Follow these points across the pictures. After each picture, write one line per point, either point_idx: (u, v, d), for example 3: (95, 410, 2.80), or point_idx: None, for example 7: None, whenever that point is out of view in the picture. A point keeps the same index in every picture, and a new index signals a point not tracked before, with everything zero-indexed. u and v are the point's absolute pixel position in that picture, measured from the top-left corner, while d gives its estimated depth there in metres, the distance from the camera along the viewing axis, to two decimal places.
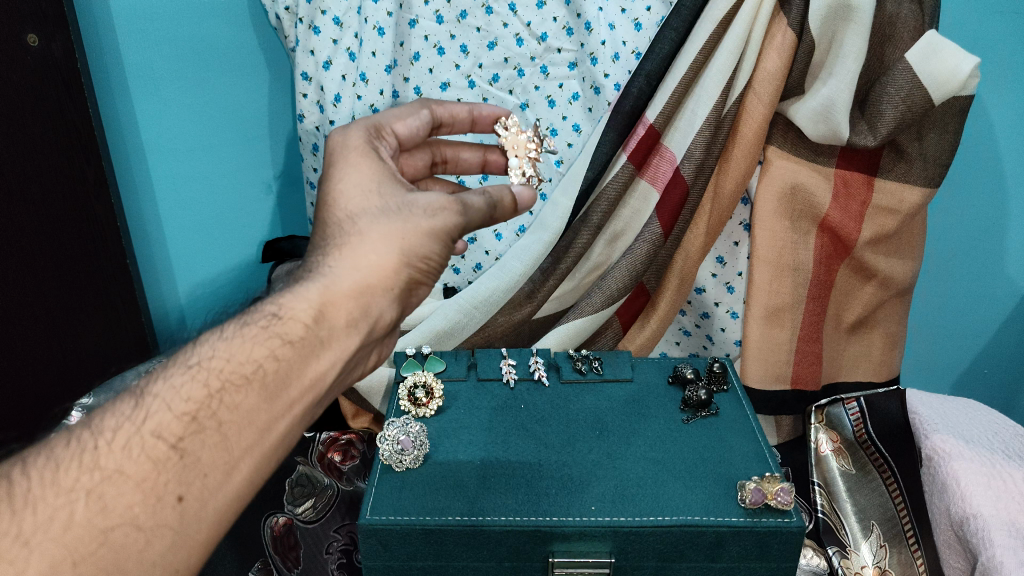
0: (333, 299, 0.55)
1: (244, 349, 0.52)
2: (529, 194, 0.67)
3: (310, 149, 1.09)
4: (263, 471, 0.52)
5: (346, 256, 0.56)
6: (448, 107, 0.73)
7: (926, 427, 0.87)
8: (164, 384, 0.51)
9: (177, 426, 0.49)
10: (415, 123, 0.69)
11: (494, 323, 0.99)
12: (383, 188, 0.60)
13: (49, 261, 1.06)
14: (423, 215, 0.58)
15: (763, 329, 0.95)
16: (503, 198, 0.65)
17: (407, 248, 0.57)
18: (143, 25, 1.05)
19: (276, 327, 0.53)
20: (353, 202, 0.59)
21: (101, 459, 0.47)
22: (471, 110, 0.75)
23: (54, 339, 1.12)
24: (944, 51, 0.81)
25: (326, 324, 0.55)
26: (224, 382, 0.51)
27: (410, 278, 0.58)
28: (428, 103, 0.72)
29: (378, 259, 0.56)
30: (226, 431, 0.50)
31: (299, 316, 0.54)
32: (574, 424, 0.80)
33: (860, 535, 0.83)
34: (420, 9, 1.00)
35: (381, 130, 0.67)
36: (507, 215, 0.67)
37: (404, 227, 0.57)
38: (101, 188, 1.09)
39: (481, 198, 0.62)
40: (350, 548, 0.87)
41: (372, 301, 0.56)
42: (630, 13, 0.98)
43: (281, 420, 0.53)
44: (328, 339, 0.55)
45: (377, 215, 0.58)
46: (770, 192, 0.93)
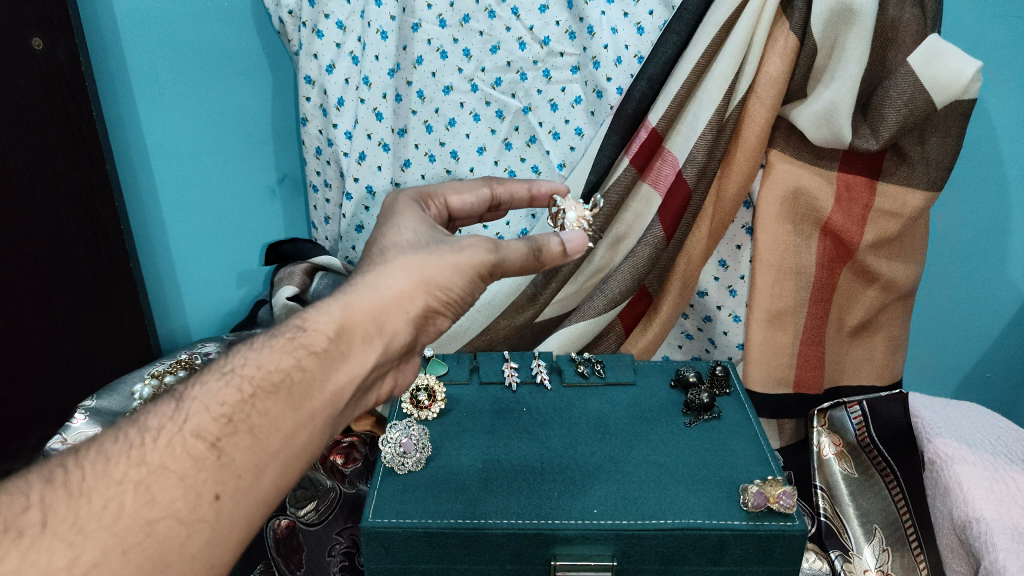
0: (353, 315, 0.55)
1: (272, 358, 0.53)
2: (580, 241, 0.66)
3: (314, 152, 1.11)
4: (289, 475, 0.53)
5: (368, 279, 0.57)
6: (507, 186, 0.75)
7: (927, 431, 0.87)
8: (200, 388, 0.51)
9: (214, 426, 0.50)
10: (470, 199, 0.73)
11: (496, 325, 1.00)
12: (421, 227, 0.62)
13: (53, 265, 1.07)
14: (450, 250, 0.59)
15: (765, 333, 0.96)
16: (549, 242, 0.64)
17: (431, 275, 0.58)
18: (147, 28, 1.05)
19: (301, 338, 0.54)
20: (388, 232, 0.62)
21: (147, 455, 0.48)
22: (530, 189, 0.77)
23: (61, 342, 1.12)
24: (947, 55, 0.81)
25: (346, 339, 0.55)
26: (256, 388, 0.51)
27: (428, 305, 0.58)
28: (491, 180, 0.76)
29: (398, 284, 0.57)
30: (257, 435, 0.50)
31: (321, 328, 0.54)
32: (575, 428, 0.80)
33: (863, 539, 0.84)
34: (423, 12, 1.00)
35: (431, 196, 0.72)
36: (554, 261, 0.66)
37: (429, 257, 0.58)
38: (106, 194, 1.10)
39: (522, 242, 0.63)
40: (352, 552, 0.88)
41: (388, 318, 0.56)
42: (634, 16, 0.98)
43: (304, 429, 0.52)
44: (347, 352, 0.55)
45: (405, 247, 0.60)
46: (772, 194, 0.94)
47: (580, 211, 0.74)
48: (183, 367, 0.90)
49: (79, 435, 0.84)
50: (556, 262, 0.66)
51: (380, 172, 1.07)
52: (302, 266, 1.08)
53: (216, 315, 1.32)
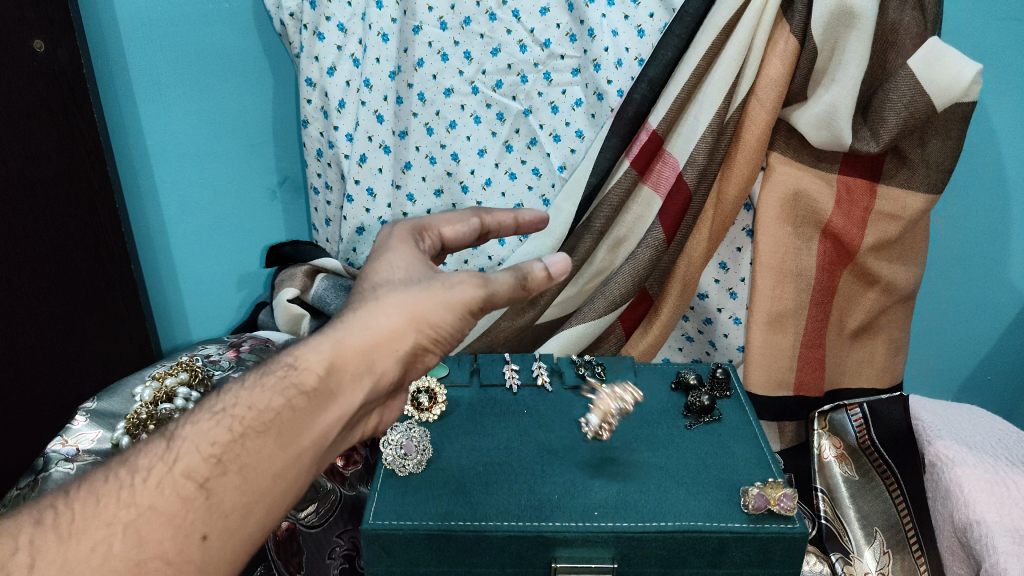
0: (344, 354, 0.55)
1: (263, 397, 0.54)
2: (563, 263, 0.62)
3: (315, 154, 1.11)
4: (278, 512, 0.54)
5: (360, 314, 0.57)
6: (496, 215, 0.75)
7: (929, 433, 0.86)
8: (191, 428, 0.53)
9: (204, 467, 0.51)
10: (463, 229, 0.72)
11: (497, 327, 1.00)
12: (413, 262, 0.61)
13: (53, 270, 1.07)
14: (441, 286, 0.58)
15: (765, 335, 0.96)
16: (532, 269, 0.62)
17: (420, 312, 0.57)
18: (149, 31, 1.06)
19: (292, 376, 0.54)
20: (379, 270, 0.61)
21: (137, 495, 0.50)
22: (517, 217, 0.76)
23: (61, 349, 1.13)
24: (946, 58, 0.81)
25: (336, 377, 0.55)
26: (246, 428, 0.53)
27: (418, 342, 0.57)
28: (480, 211, 0.75)
29: (389, 321, 0.56)
30: (247, 475, 0.52)
31: (312, 367, 0.55)
32: (575, 430, 0.80)
33: (864, 542, 0.84)
34: (424, 15, 1.01)
35: (425, 228, 0.70)
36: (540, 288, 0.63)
37: (421, 293, 0.57)
38: (106, 195, 1.10)
39: (508, 273, 0.60)
40: (353, 555, 0.90)
41: (378, 357, 0.56)
42: (634, 19, 0.98)
43: (292, 467, 0.54)
44: (337, 391, 0.55)
45: (397, 284, 0.59)
46: (772, 198, 0.94)
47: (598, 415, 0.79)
48: (184, 370, 0.89)
49: (80, 436, 0.84)
50: (543, 287, 0.63)
51: (380, 175, 1.06)
52: (299, 269, 1.08)
53: (216, 322, 1.33)
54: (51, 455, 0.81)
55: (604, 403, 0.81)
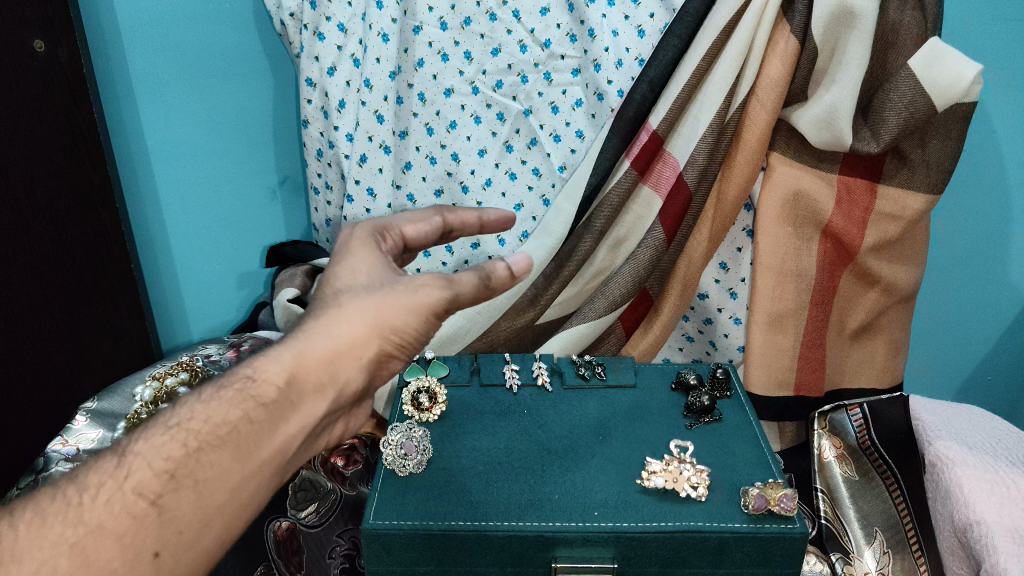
0: (306, 363, 0.56)
1: (220, 410, 0.55)
2: (525, 260, 0.63)
3: (315, 154, 1.11)
4: (234, 527, 0.55)
5: (322, 322, 0.57)
6: (459, 214, 0.71)
7: (929, 433, 0.86)
8: (144, 443, 0.54)
9: (157, 483, 0.53)
10: (425, 228, 0.70)
11: (497, 327, 1.00)
12: (375, 265, 0.61)
13: (53, 269, 1.08)
14: (405, 290, 0.58)
15: (765, 336, 0.96)
16: (494, 268, 0.62)
17: (385, 319, 0.57)
18: (150, 30, 1.06)
19: (251, 389, 0.56)
20: (341, 275, 0.60)
21: (85, 514, 0.52)
22: (480, 216, 0.72)
23: (61, 349, 1.13)
24: (947, 58, 0.81)
25: (297, 389, 0.56)
26: (201, 442, 0.54)
27: (382, 348, 0.58)
28: (443, 209, 0.72)
29: (352, 328, 0.57)
30: (202, 490, 0.53)
31: (271, 378, 0.56)
32: (575, 430, 0.80)
33: (864, 542, 0.84)
34: (424, 15, 1.01)
35: (387, 229, 0.68)
36: (505, 285, 0.63)
37: (384, 298, 0.58)
38: (107, 194, 1.09)
39: (470, 272, 0.61)
40: (352, 554, 0.89)
41: (341, 366, 0.57)
42: (634, 19, 0.98)
43: (252, 480, 0.55)
44: (297, 402, 0.56)
45: (359, 289, 0.59)
46: (773, 198, 0.94)
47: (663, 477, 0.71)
48: (184, 369, 0.91)
49: (80, 437, 0.84)
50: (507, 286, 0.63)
51: (381, 175, 1.06)
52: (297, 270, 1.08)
53: (217, 322, 1.33)
54: (51, 455, 0.82)
55: (673, 465, 0.72)
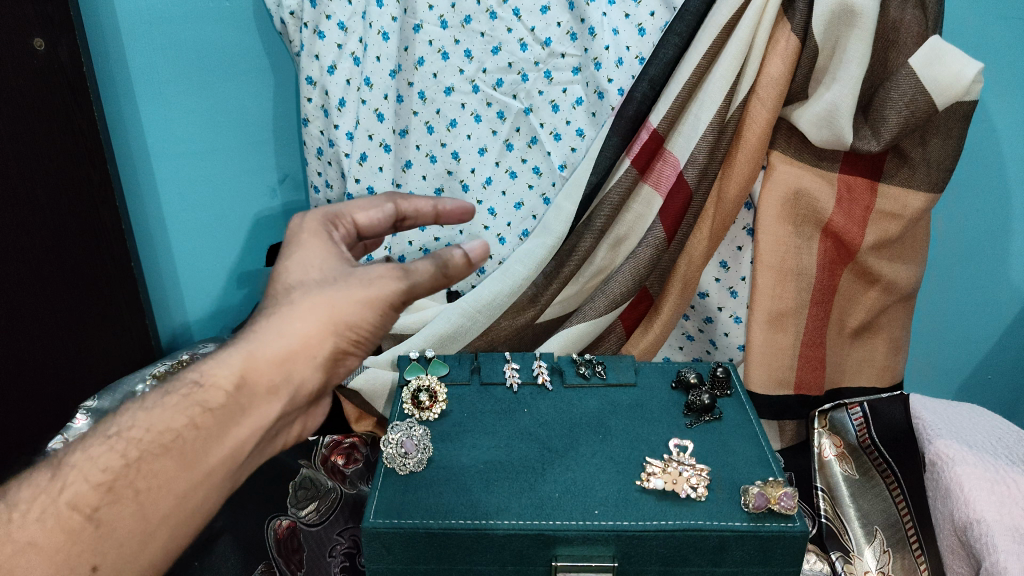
0: (256, 364, 0.56)
1: (162, 417, 0.54)
2: (482, 247, 0.60)
3: (315, 153, 1.10)
4: (179, 537, 0.55)
5: (273, 321, 0.57)
6: (413, 202, 0.69)
7: (929, 432, 0.86)
8: (81, 454, 0.53)
9: (94, 495, 0.52)
10: (377, 216, 0.68)
11: (498, 326, 0.99)
12: (328, 259, 0.60)
13: (54, 267, 1.07)
14: (359, 283, 0.57)
15: (766, 334, 0.96)
16: (450, 255, 0.59)
17: (339, 315, 0.56)
18: (149, 29, 1.06)
19: (198, 394, 0.55)
20: (290, 269, 0.59)
21: (14, 532, 0.51)
22: (436, 206, 0.69)
23: (62, 347, 1.13)
24: (948, 56, 0.81)
25: (247, 391, 0.56)
26: (142, 452, 0.53)
27: (337, 345, 0.57)
28: (396, 196, 0.70)
29: (304, 327, 0.56)
30: (141, 501, 0.53)
31: (220, 382, 0.55)
32: (575, 428, 0.80)
33: (864, 540, 0.85)
34: (425, 13, 1.01)
35: (337, 216, 0.66)
36: (462, 274, 0.61)
37: (336, 295, 0.57)
38: (107, 193, 1.10)
39: (426, 261, 0.59)
40: (353, 552, 0.88)
41: (294, 366, 0.57)
42: (635, 18, 0.98)
43: (198, 488, 0.55)
44: (248, 406, 0.56)
45: (312, 285, 0.58)
46: (773, 197, 0.94)
47: (661, 479, 0.70)
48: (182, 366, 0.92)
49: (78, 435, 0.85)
50: (465, 274, 0.61)
51: (381, 173, 1.07)
52: None
53: (217, 321, 1.33)
54: None
55: (672, 467, 0.72)
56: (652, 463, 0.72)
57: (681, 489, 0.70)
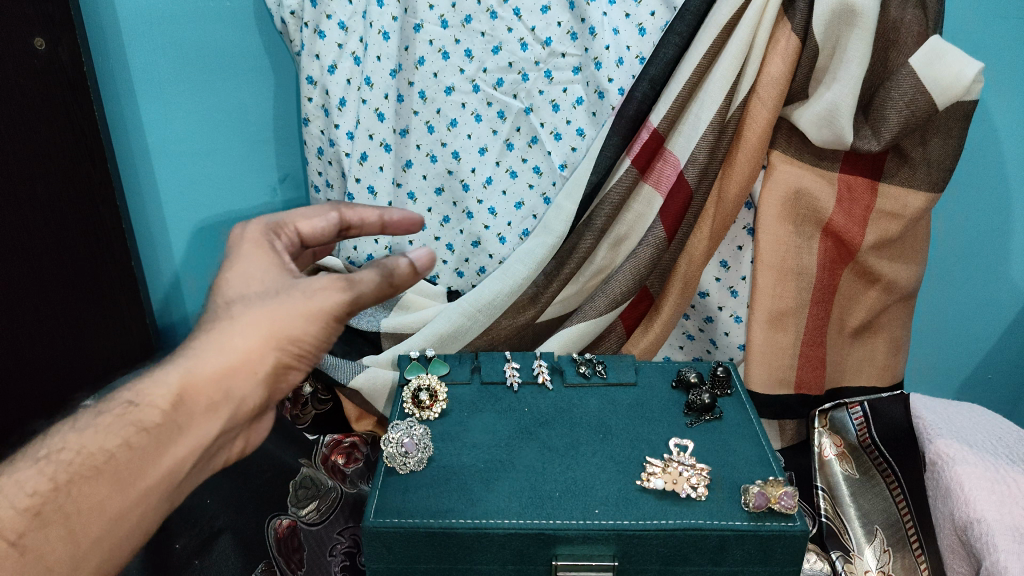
0: (195, 383, 0.55)
1: (96, 439, 0.53)
2: (427, 255, 0.62)
3: (315, 152, 1.10)
4: (114, 559, 0.55)
5: (212, 337, 0.56)
6: (358, 211, 0.71)
7: (929, 432, 0.86)
8: (7, 478, 0.52)
9: (20, 521, 0.51)
10: (321, 224, 0.69)
11: (499, 326, 0.99)
12: (270, 272, 0.60)
13: (54, 264, 1.07)
14: (301, 295, 0.57)
15: (766, 334, 0.96)
16: (396, 263, 0.60)
17: (280, 330, 0.56)
18: (150, 28, 1.06)
19: (133, 414, 0.54)
20: (231, 282, 0.59)
21: None
22: (382, 215, 0.71)
23: (62, 343, 1.12)
24: (948, 56, 0.81)
25: (185, 411, 0.55)
26: (73, 474, 0.52)
27: (279, 360, 0.57)
28: (340, 205, 0.71)
29: (244, 343, 0.56)
30: (72, 525, 0.52)
31: (156, 403, 0.54)
32: (576, 426, 0.80)
33: (865, 541, 0.85)
34: (425, 13, 1.01)
35: (281, 226, 0.67)
36: (407, 283, 0.62)
37: (277, 308, 0.56)
38: (107, 192, 1.10)
39: (370, 270, 0.59)
40: (353, 552, 0.89)
41: (233, 384, 0.56)
42: (635, 17, 0.98)
43: (136, 507, 0.54)
44: (186, 424, 0.55)
45: (253, 299, 0.57)
46: (773, 197, 0.94)
47: (663, 480, 0.70)
48: None
49: None
50: (409, 282, 0.62)
51: (382, 173, 1.06)
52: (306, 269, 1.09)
53: None
54: None
55: (672, 466, 0.72)
56: (651, 463, 0.72)
57: (681, 489, 0.70)
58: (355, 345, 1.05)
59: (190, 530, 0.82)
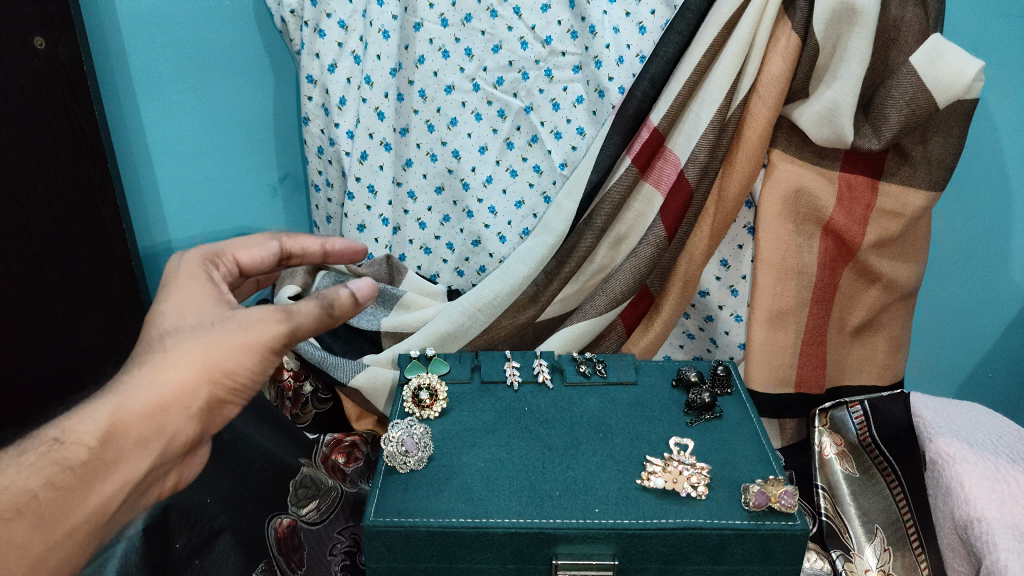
0: (126, 418, 0.54)
1: (20, 477, 0.51)
2: (369, 287, 0.63)
3: (315, 151, 1.10)
4: None
5: (146, 370, 0.55)
6: (298, 240, 0.75)
7: (929, 431, 0.85)
8: None
9: None
10: (260, 253, 0.71)
11: (499, 324, 0.99)
12: (205, 303, 0.61)
13: (53, 262, 1.07)
14: (238, 327, 0.58)
15: (766, 332, 0.96)
16: (338, 294, 0.61)
17: (215, 362, 0.56)
18: (149, 28, 1.06)
19: (58, 452, 0.52)
20: (167, 313, 0.59)
21: None
22: (324, 244, 0.75)
23: (61, 339, 1.11)
24: (949, 54, 0.81)
25: (114, 446, 0.54)
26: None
27: (214, 393, 0.57)
28: (282, 235, 0.75)
29: (179, 376, 0.56)
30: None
31: (84, 440, 0.53)
32: (576, 425, 0.80)
33: (865, 540, 0.85)
34: (425, 12, 1.01)
35: (219, 256, 0.69)
36: (349, 313, 0.63)
37: (213, 341, 0.57)
38: (107, 193, 1.09)
39: (311, 301, 0.60)
40: (353, 551, 0.91)
41: (168, 418, 0.56)
42: (635, 16, 0.98)
43: (60, 547, 0.53)
44: (115, 461, 0.54)
45: (187, 331, 0.57)
46: (775, 195, 0.94)
47: (663, 479, 0.70)
48: None
49: None
50: (351, 313, 0.63)
51: (382, 172, 1.07)
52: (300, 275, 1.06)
53: None
54: None
55: (672, 465, 0.72)
56: (651, 462, 0.73)
57: (681, 489, 0.70)
58: (356, 344, 1.04)
59: (190, 530, 0.79)
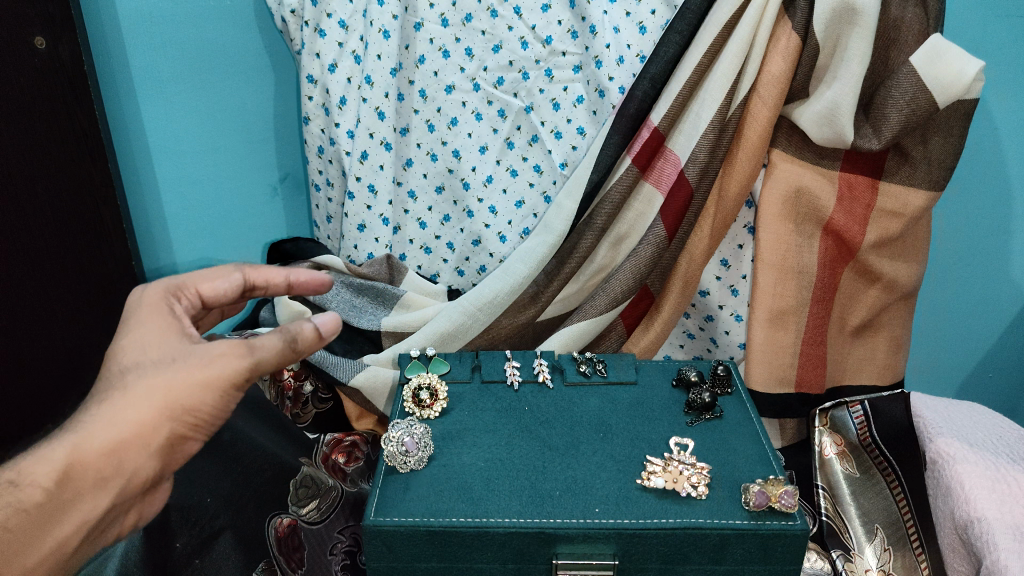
0: (84, 458, 0.54)
1: None
2: (333, 322, 0.64)
3: (316, 151, 1.10)
4: None
5: (104, 409, 0.55)
6: (262, 271, 0.70)
7: (930, 431, 0.86)
8: None
9: None
10: (222, 285, 0.68)
11: (499, 324, 0.99)
12: (165, 339, 0.59)
13: (53, 266, 1.06)
14: (199, 362, 0.57)
15: (766, 332, 0.96)
16: (302, 328, 0.61)
17: (175, 399, 0.56)
18: (149, 28, 1.06)
19: (13, 495, 0.52)
20: (128, 348, 0.58)
21: None
22: (288, 276, 0.71)
23: (62, 343, 1.10)
24: (948, 54, 0.81)
25: (71, 487, 0.54)
26: None
27: (174, 430, 0.56)
28: (244, 265, 0.71)
29: (139, 414, 0.55)
30: None
31: (39, 481, 0.53)
32: (576, 425, 0.80)
33: (865, 539, 0.85)
34: (425, 11, 1.01)
35: (181, 289, 0.67)
36: (312, 347, 0.63)
37: (172, 378, 0.56)
38: (107, 192, 1.10)
39: (272, 336, 0.59)
40: (353, 551, 0.90)
41: (125, 457, 0.55)
42: (636, 16, 0.98)
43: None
44: (73, 500, 0.54)
45: (146, 368, 0.57)
46: (775, 194, 0.94)
47: (665, 479, 0.70)
48: None
49: None
50: (314, 347, 0.62)
51: (382, 172, 1.07)
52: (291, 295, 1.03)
53: None
54: None
55: (672, 465, 0.72)
56: (651, 462, 0.73)
57: (681, 488, 0.70)
58: (356, 344, 1.03)
59: (191, 529, 0.80)
